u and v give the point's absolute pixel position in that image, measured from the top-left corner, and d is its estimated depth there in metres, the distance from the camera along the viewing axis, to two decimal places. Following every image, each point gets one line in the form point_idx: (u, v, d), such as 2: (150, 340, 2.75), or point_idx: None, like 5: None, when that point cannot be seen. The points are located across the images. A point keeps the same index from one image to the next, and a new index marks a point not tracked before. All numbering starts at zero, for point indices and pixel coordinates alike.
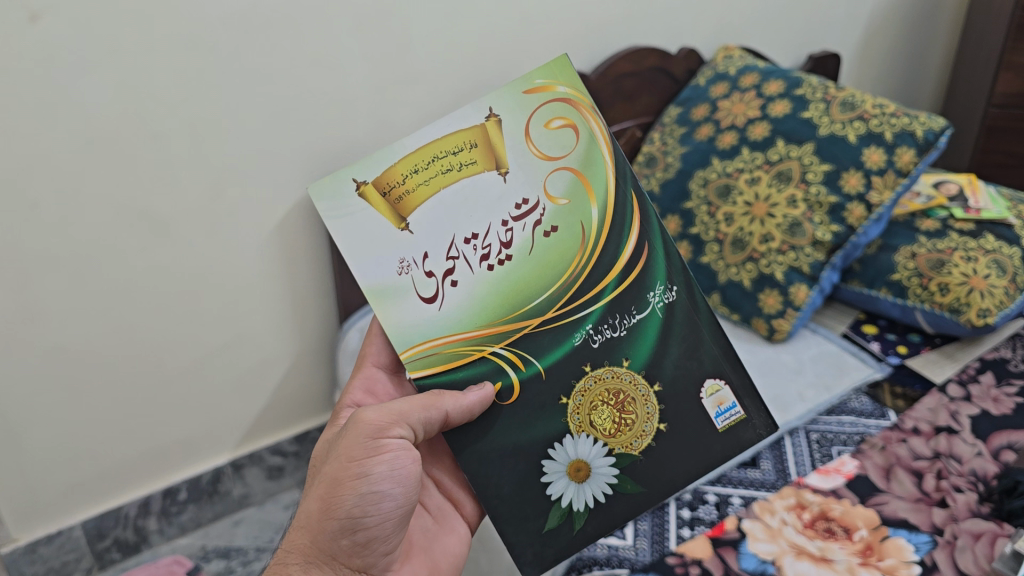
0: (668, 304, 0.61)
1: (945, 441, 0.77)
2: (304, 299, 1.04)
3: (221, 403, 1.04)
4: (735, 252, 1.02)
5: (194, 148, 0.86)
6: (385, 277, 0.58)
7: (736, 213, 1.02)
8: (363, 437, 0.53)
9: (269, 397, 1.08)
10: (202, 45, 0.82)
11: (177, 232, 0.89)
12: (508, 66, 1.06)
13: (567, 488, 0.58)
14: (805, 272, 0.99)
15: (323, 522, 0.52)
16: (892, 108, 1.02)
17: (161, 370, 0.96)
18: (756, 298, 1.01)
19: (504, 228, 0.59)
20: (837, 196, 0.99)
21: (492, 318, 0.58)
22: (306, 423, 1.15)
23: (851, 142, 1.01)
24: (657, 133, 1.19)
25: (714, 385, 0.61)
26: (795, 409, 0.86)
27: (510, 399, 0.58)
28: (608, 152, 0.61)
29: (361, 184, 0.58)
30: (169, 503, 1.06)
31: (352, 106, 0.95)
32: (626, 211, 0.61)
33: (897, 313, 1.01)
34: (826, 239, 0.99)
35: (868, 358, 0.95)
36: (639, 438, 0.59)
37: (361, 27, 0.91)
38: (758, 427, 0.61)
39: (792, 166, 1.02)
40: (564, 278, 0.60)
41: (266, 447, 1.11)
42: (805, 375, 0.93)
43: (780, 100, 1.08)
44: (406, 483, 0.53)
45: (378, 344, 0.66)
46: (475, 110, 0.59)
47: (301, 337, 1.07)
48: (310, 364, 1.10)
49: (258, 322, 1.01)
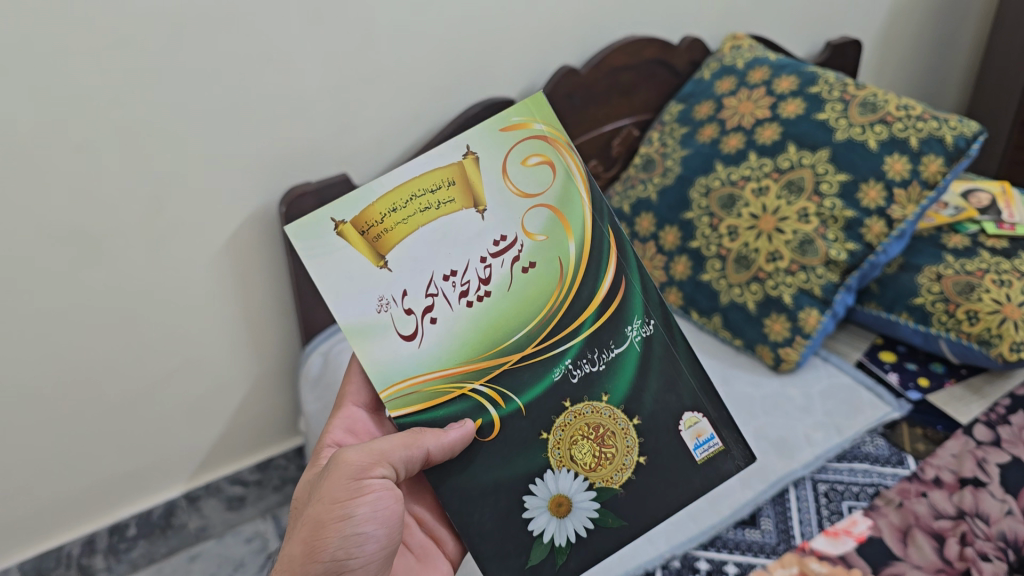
0: (646, 337, 0.62)
1: (970, 497, 0.78)
2: (260, 319, 1.05)
3: (172, 436, 1.06)
4: (739, 271, 1.01)
5: (134, 166, 0.85)
6: (363, 317, 0.58)
7: (741, 226, 1.02)
8: (345, 479, 0.53)
9: (227, 420, 1.10)
10: (130, 45, 0.79)
11: (110, 253, 0.88)
12: (484, 70, 1.07)
13: (549, 523, 0.58)
14: (816, 295, 0.98)
15: (307, 566, 0.51)
16: (918, 110, 1.01)
17: (108, 404, 0.98)
18: (761, 324, 1.00)
19: (483, 265, 0.60)
20: (855, 210, 0.98)
21: (471, 354, 0.59)
22: (267, 450, 1.18)
23: (872, 149, 0.99)
24: (656, 132, 1.20)
25: (692, 418, 0.61)
26: (801, 455, 0.87)
27: (490, 436, 0.58)
28: (584, 188, 0.63)
29: (339, 223, 0.58)
30: (118, 540, 1.07)
31: (309, 111, 0.95)
32: (603, 245, 0.62)
33: (919, 340, 1.00)
34: (842, 259, 0.97)
35: (885, 394, 0.95)
36: (619, 471, 0.60)
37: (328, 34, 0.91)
38: (737, 458, 0.61)
39: (805, 174, 1.01)
40: (543, 315, 0.60)
41: (224, 477, 1.14)
42: (814, 415, 0.93)
43: (794, 98, 1.07)
44: (389, 523, 0.53)
45: (357, 383, 0.66)
46: (453, 149, 0.60)
47: (261, 360, 1.09)
48: (267, 389, 1.12)
49: (208, 349, 1.02)
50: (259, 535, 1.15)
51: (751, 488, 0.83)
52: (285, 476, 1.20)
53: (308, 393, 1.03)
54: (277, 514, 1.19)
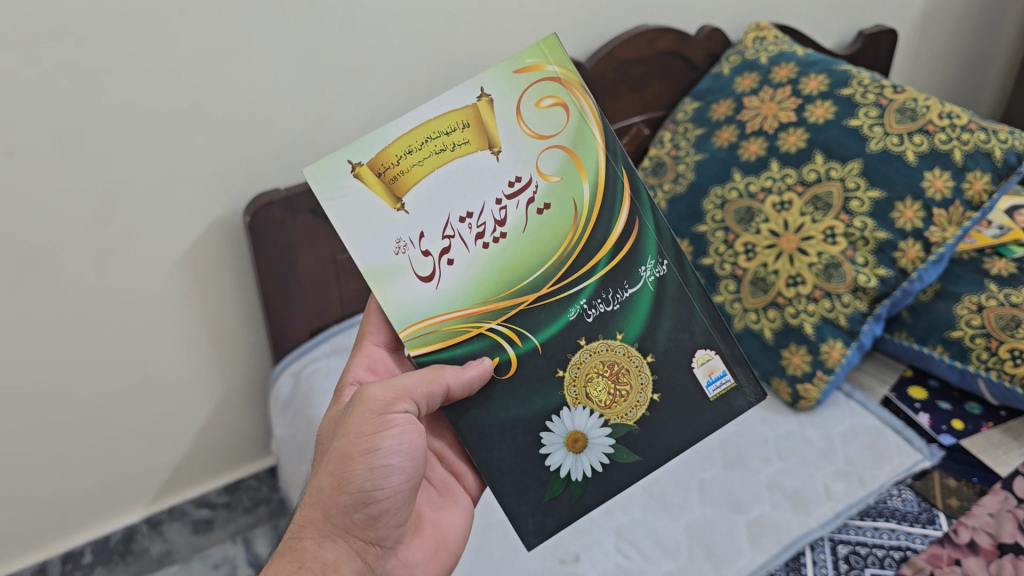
0: (660, 277, 0.63)
1: (1010, 568, 0.68)
2: (221, 329, 1.04)
3: (128, 454, 1.07)
4: (756, 295, 0.96)
5: (76, 169, 0.83)
6: (382, 258, 0.59)
7: (759, 243, 0.97)
8: (370, 413, 0.54)
9: (189, 444, 1.12)
10: (67, 33, 0.76)
11: (52, 265, 0.87)
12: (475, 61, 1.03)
13: (565, 459, 0.60)
14: (841, 325, 0.92)
15: (336, 497, 0.53)
16: (964, 119, 0.93)
17: (80, 413, 0.99)
18: (780, 355, 0.95)
19: (498, 206, 0.60)
20: (888, 232, 0.91)
21: (490, 294, 0.60)
22: (237, 471, 1.21)
23: (910, 162, 0.92)
24: (668, 132, 1.15)
25: (704, 355, 0.62)
26: (817, 511, 0.81)
27: (508, 373, 0.60)
28: (598, 130, 0.63)
29: (356, 165, 0.59)
30: (72, 567, 1.10)
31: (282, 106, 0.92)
32: (617, 186, 0.63)
33: (955, 377, 0.94)
34: (871, 286, 0.91)
35: (915, 438, 0.88)
36: (634, 408, 0.61)
37: (320, 17, 0.89)
38: (749, 395, 0.62)
39: (833, 189, 0.94)
40: (558, 254, 0.61)
41: (188, 500, 1.16)
42: (835, 462, 0.87)
43: (824, 100, 1.00)
44: (413, 456, 0.55)
45: (377, 323, 0.67)
46: (466, 91, 0.60)
47: (227, 379, 1.09)
48: (237, 403, 1.13)
49: (164, 364, 1.02)
50: (227, 560, 1.18)
51: (761, 550, 0.77)
52: (256, 496, 1.22)
53: (278, 417, 1.03)
54: (247, 536, 1.22)
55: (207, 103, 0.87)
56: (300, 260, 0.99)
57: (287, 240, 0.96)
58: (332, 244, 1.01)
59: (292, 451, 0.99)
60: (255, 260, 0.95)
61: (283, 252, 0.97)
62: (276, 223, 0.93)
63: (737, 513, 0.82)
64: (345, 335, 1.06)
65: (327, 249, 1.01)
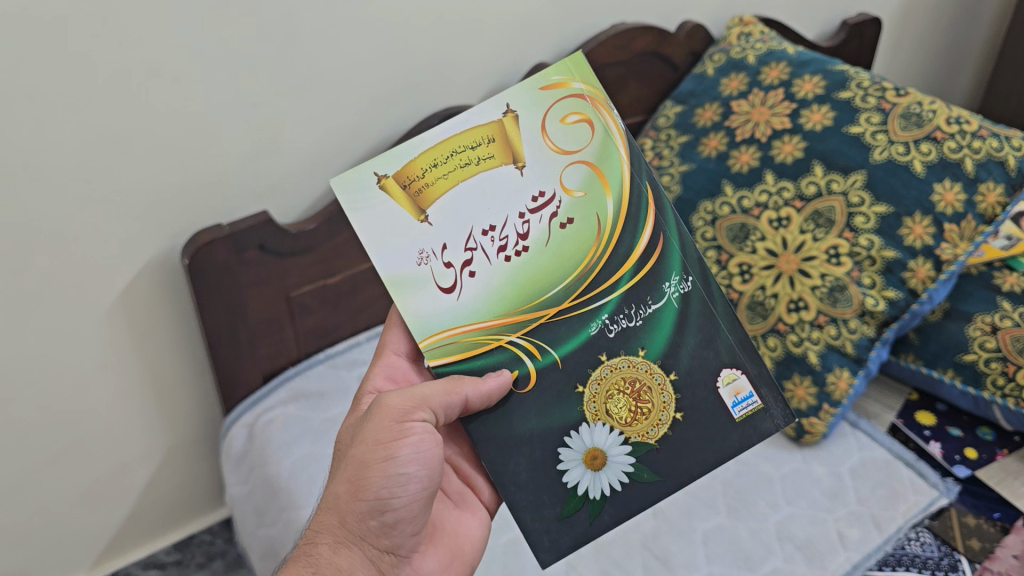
0: (684, 294, 0.62)
1: None
2: (166, 380, 0.98)
3: (70, 518, 1.02)
4: (755, 320, 0.95)
5: None
6: (404, 268, 0.60)
7: (756, 263, 0.95)
8: (390, 421, 0.54)
9: (135, 502, 1.07)
10: None
11: None
12: (450, 67, 0.97)
13: (583, 476, 0.59)
14: (847, 353, 0.90)
15: (353, 503, 0.53)
16: (974, 125, 0.91)
17: (12, 481, 0.93)
18: (784, 387, 0.93)
19: (521, 220, 0.61)
20: (896, 250, 0.90)
21: (510, 307, 0.60)
22: (189, 527, 1.16)
23: (917, 173, 0.91)
24: (649, 139, 1.14)
25: (730, 375, 0.61)
26: (833, 562, 0.78)
27: (527, 387, 0.60)
28: (623, 146, 0.63)
29: (382, 177, 0.60)
30: None
31: (221, 131, 0.84)
32: (641, 200, 0.62)
33: (968, 403, 0.92)
34: (879, 310, 0.89)
35: (928, 473, 0.86)
36: (656, 426, 0.60)
37: (272, 24, 0.81)
38: (776, 418, 0.61)
39: (835, 204, 0.93)
40: (581, 268, 0.61)
41: (136, 562, 1.13)
42: (846, 504, 0.84)
43: (820, 105, 0.99)
44: (431, 465, 0.54)
45: (398, 333, 0.67)
46: (493, 107, 0.61)
47: (174, 433, 1.04)
48: (184, 455, 1.07)
49: (106, 421, 0.96)
50: None
51: None
52: (211, 551, 1.16)
53: (233, 475, 0.94)
54: None
55: (144, 126, 0.79)
56: (249, 299, 0.91)
57: (233, 281, 0.88)
58: (283, 278, 0.93)
59: (249, 510, 0.90)
60: (196, 301, 0.87)
61: (229, 294, 0.89)
62: (221, 264, 0.86)
63: (747, 571, 0.77)
64: (303, 379, 0.99)
65: (278, 284, 0.93)
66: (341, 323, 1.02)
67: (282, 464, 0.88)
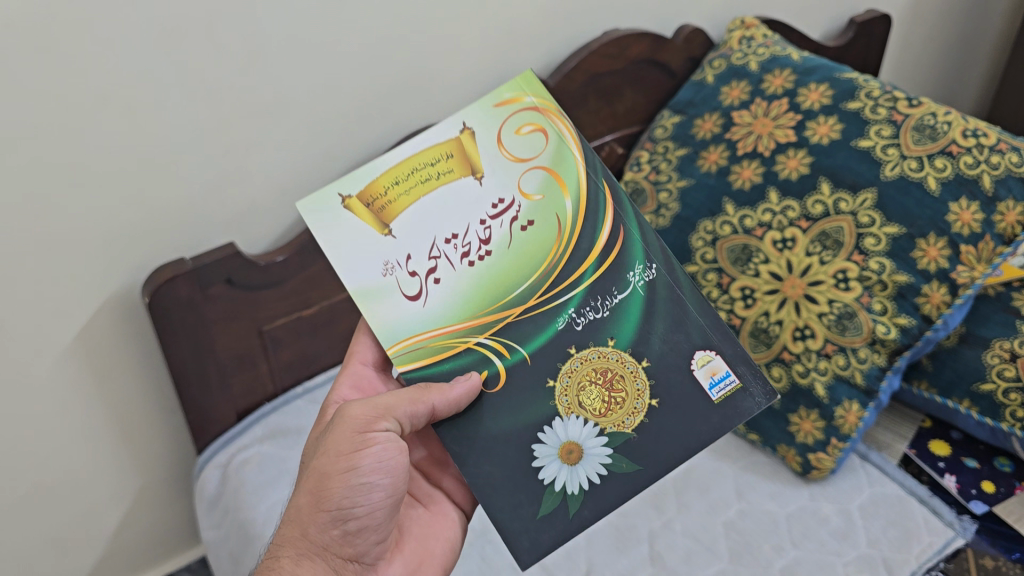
0: (649, 281, 0.61)
1: None
2: (149, 409, 0.99)
3: (52, 550, 1.03)
4: (759, 349, 0.93)
5: None
6: (370, 280, 0.60)
7: (758, 287, 0.94)
8: (351, 432, 0.55)
9: (118, 533, 1.08)
10: None
11: None
12: (436, 88, 0.98)
13: (560, 471, 0.58)
14: (857, 384, 0.88)
15: (314, 515, 0.54)
16: (992, 138, 0.88)
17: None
18: (788, 422, 0.91)
19: (483, 227, 0.61)
20: (908, 274, 0.87)
21: (476, 309, 0.60)
22: (168, 565, 1.18)
23: (932, 191, 0.88)
24: (645, 152, 1.12)
25: (705, 357, 0.60)
26: None
27: (497, 385, 0.59)
28: (577, 149, 0.64)
29: (346, 198, 0.61)
30: None
31: (197, 155, 0.85)
32: (599, 197, 0.63)
33: (985, 434, 0.90)
34: (890, 338, 0.87)
35: (943, 510, 0.85)
36: (632, 415, 0.59)
37: (247, 46, 0.82)
38: (756, 396, 0.59)
39: (844, 224, 0.90)
40: (543, 269, 0.61)
41: None
42: (856, 547, 0.82)
43: (827, 116, 0.97)
44: (395, 473, 0.55)
45: (366, 344, 0.68)
46: (449, 126, 0.62)
47: (154, 465, 1.05)
48: (166, 488, 1.08)
49: (90, 449, 0.97)
50: None
51: None
52: None
53: (205, 518, 0.95)
54: None
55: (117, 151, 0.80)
56: (217, 335, 0.92)
57: (198, 317, 0.88)
58: (257, 311, 0.93)
59: (223, 554, 0.91)
60: (161, 343, 0.87)
61: (194, 333, 0.89)
62: (184, 300, 0.86)
63: None
64: (279, 414, 0.99)
65: (251, 318, 0.93)
66: (320, 353, 1.03)
67: (257, 508, 0.88)
